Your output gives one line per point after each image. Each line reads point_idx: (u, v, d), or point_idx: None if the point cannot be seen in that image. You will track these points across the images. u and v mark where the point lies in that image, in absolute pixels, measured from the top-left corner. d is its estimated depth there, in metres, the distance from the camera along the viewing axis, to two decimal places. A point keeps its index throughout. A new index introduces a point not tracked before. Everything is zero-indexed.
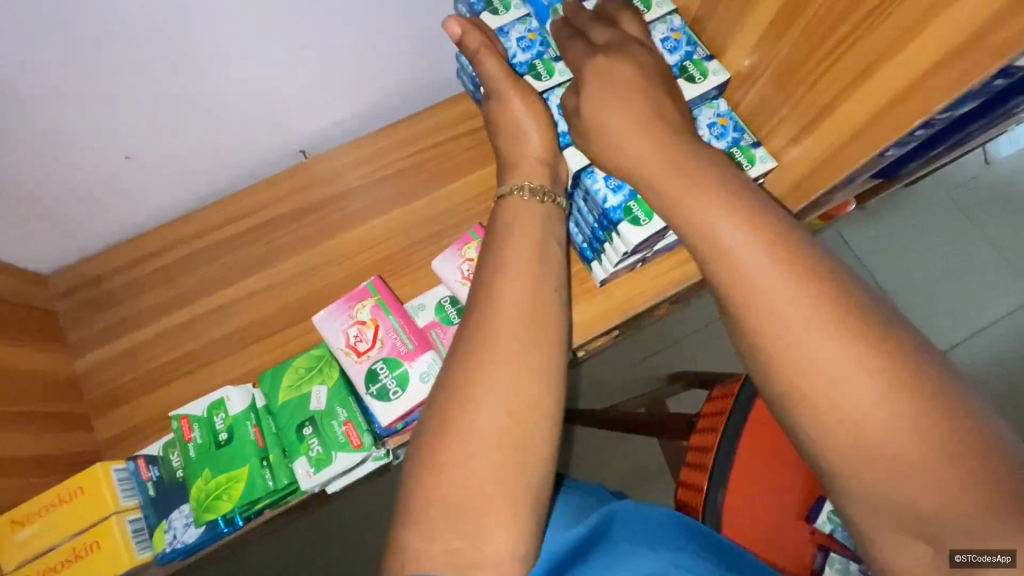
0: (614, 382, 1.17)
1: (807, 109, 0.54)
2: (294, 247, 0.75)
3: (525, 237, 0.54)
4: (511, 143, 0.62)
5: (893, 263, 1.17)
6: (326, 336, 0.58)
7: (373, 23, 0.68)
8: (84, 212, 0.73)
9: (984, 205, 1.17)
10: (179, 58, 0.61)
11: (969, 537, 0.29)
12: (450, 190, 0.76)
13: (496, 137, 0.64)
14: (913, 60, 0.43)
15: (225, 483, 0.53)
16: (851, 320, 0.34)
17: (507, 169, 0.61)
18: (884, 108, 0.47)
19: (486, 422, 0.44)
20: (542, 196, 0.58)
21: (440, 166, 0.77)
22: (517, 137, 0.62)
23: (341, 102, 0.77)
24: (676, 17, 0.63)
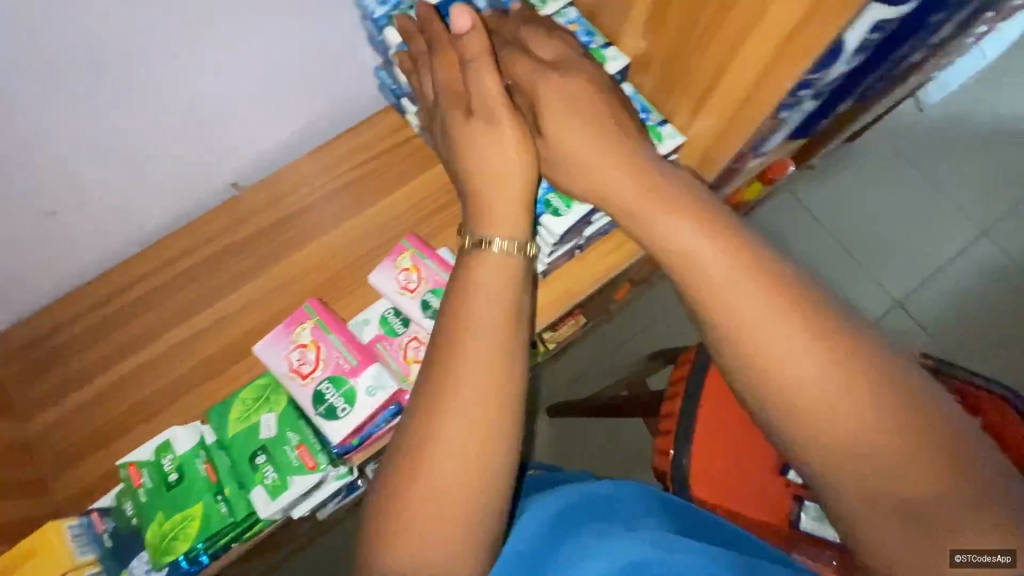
0: (586, 374, 1.25)
1: (698, 89, 0.55)
2: (238, 279, 0.79)
3: (497, 281, 0.48)
4: (485, 181, 0.51)
5: (847, 212, 1.49)
6: (269, 364, 0.59)
7: (279, 49, 0.71)
8: (12, 274, 0.74)
9: (924, 159, 1.53)
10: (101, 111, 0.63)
11: (971, 540, 0.34)
12: (386, 203, 0.81)
13: (460, 165, 0.53)
14: (775, 25, 0.44)
15: (182, 523, 0.56)
16: (809, 367, 0.39)
17: (476, 208, 0.51)
18: (762, 74, 0.48)
19: (456, 439, 0.42)
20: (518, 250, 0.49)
21: (373, 182, 0.82)
22: (497, 159, 0.50)
23: (266, 130, 0.81)
24: (572, 8, 0.64)
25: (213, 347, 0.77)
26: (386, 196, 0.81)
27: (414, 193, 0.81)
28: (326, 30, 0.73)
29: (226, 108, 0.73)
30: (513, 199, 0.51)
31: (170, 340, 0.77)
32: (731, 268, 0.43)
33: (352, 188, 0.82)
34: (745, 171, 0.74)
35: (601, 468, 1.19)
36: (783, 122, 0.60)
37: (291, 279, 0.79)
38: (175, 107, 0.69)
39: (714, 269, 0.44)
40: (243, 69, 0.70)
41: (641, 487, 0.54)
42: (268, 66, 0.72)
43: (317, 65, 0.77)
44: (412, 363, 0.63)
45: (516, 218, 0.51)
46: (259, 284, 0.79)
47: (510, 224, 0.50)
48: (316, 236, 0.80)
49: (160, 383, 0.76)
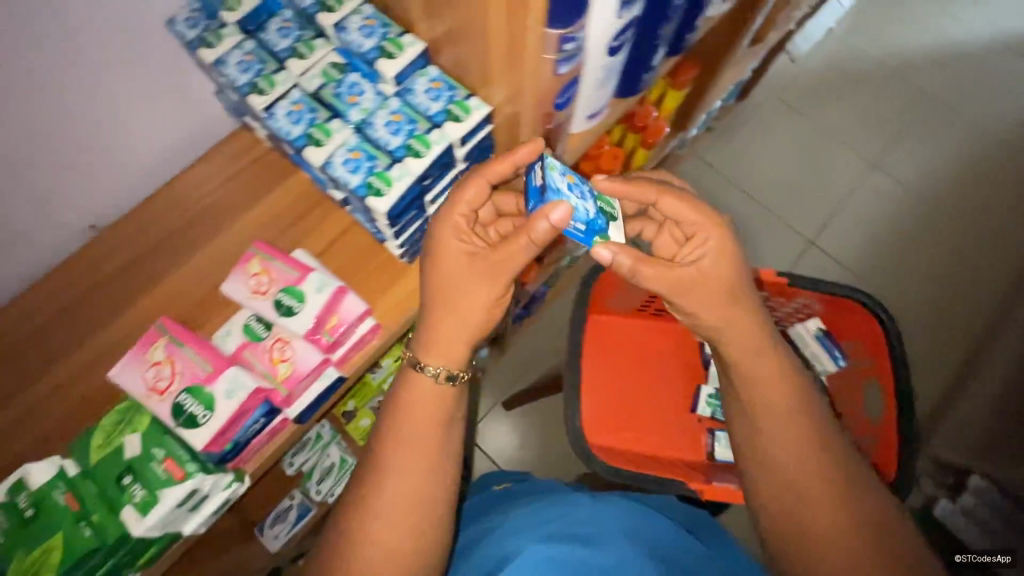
0: (535, 360, 1.54)
1: (480, 54, 0.59)
2: (105, 319, 0.77)
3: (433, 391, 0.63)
4: (461, 323, 0.63)
5: None
6: (127, 388, 0.60)
7: (118, 90, 0.74)
8: None
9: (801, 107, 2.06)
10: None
11: None
12: (248, 219, 0.82)
13: (455, 316, 0.63)
14: None
15: (41, 556, 0.53)
16: None
17: (429, 345, 0.64)
18: (515, 36, 0.53)
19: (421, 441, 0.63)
20: (449, 379, 0.63)
21: (234, 200, 0.83)
22: (484, 298, 0.61)
23: (123, 163, 0.82)
24: (368, 5, 0.66)
25: (71, 403, 0.74)
26: (243, 219, 0.82)
27: (274, 211, 0.82)
28: (149, 62, 0.75)
29: (41, 146, 0.70)
30: (470, 327, 0.63)
31: (25, 404, 0.73)
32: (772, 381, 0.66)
33: (207, 218, 0.82)
34: (576, 128, 0.82)
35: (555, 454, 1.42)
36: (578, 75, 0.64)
37: (162, 307, 0.78)
38: (35, 157, 0.71)
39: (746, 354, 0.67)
40: (65, 111, 0.70)
41: (590, 508, 0.75)
42: (92, 102, 0.72)
43: (148, 100, 0.79)
44: (281, 363, 0.65)
45: (457, 355, 0.64)
46: (125, 321, 0.77)
47: (451, 360, 0.63)
48: (175, 267, 0.80)
49: (9, 454, 0.72)
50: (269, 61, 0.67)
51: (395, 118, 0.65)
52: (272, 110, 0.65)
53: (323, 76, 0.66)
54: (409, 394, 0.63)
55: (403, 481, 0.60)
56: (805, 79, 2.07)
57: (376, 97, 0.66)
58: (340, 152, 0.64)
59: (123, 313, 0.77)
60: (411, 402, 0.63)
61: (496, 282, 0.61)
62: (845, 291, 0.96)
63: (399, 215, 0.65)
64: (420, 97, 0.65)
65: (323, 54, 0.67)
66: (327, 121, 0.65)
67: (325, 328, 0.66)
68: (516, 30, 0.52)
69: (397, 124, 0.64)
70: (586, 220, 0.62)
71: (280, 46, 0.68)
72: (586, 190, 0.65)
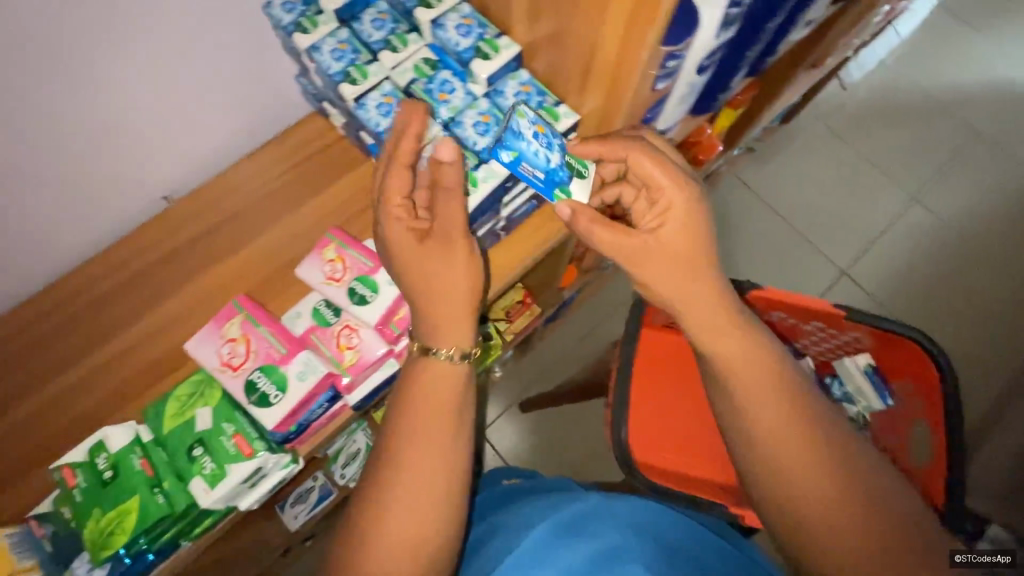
0: (561, 363, 1.53)
1: (578, 63, 0.59)
2: (173, 287, 0.80)
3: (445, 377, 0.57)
4: (440, 293, 0.58)
5: None
6: (202, 360, 0.61)
7: (203, 64, 0.76)
8: None
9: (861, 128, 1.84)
10: (12, 100, 0.63)
11: None
12: (317, 202, 0.83)
13: (428, 289, 0.58)
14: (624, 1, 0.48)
15: (117, 518, 0.54)
16: None
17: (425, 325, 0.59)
18: (621, 50, 0.52)
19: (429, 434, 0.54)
20: (464, 357, 0.59)
21: (304, 182, 0.85)
22: (444, 258, 0.58)
23: (200, 135, 0.84)
24: (466, 4, 0.67)
25: (140, 364, 0.77)
26: (312, 200, 0.83)
27: (343, 196, 0.84)
28: (235, 39, 0.77)
29: (130, 113, 0.73)
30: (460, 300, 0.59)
31: (95, 361, 0.76)
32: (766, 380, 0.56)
33: (276, 196, 0.84)
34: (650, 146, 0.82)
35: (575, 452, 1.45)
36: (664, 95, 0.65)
37: (229, 281, 0.80)
38: (121, 123, 0.74)
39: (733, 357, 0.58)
40: (156, 82, 0.73)
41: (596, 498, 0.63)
42: (178, 75, 0.75)
43: (231, 77, 0.81)
44: (347, 350, 0.66)
45: (466, 331, 0.59)
46: (194, 290, 0.79)
47: (460, 337, 0.59)
48: (242, 242, 0.82)
49: (79, 408, 0.75)
50: (362, 51, 0.68)
51: (484, 119, 0.65)
52: (363, 100, 0.66)
53: (415, 71, 0.67)
54: (423, 381, 0.57)
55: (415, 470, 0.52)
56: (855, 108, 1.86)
57: (466, 96, 0.66)
58: (428, 149, 0.64)
59: (194, 281, 0.80)
60: (428, 385, 0.56)
61: (455, 241, 0.59)
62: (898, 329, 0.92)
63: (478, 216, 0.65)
64: (509, 100, 0.65)
65: (416, 49, 0.68)
66: None
67: (393, 321, 0.66)
68: (622, 42, 0.52)
69: (485, 125, 0.65)
70: (545, 169, 0.59)
71: (373, 37, 0.69)
72: (558, 140, 0.61)
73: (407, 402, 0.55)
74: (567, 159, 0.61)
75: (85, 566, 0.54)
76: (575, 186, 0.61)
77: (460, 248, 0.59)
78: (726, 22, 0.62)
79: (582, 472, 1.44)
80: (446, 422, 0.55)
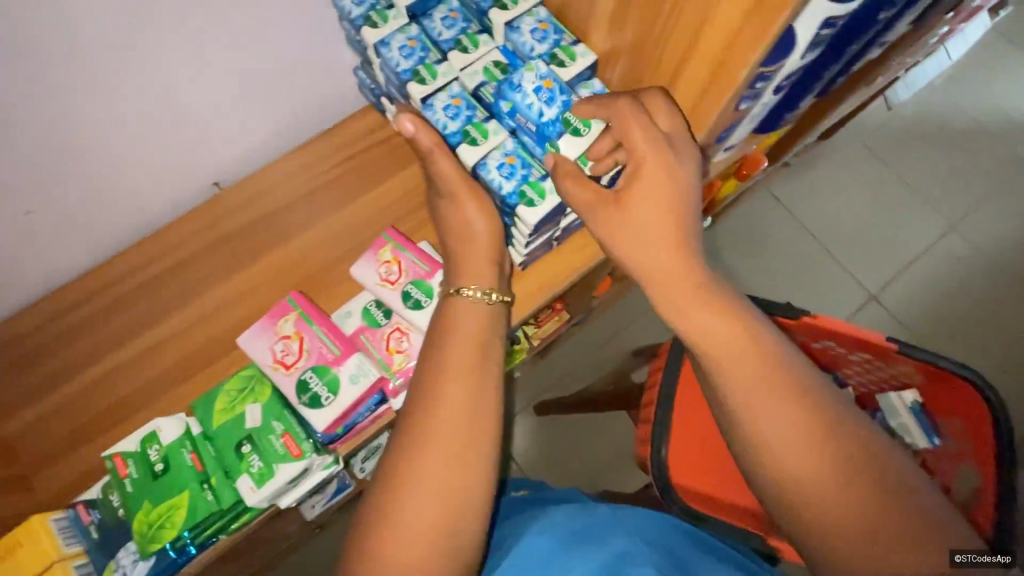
0: (580, 366, 1.44)
1: (663, 77, 0.57)
2: (222, 274, 0.80)
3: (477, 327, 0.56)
4: (456, 235, 0.62)
5: None
6: (253, 356, 0.61)
7: (266, 52, 0.75)
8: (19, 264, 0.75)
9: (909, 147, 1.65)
10: (81, 76, 0.62)
11: None
12: (370, 198, 0.83)
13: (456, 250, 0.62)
14: (729, 17, 0.46)
15: (166, 512, 0.56)
16: None
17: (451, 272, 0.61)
18: (716, 68, 0.50)
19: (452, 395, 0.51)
20: (488, 296, 0.58)
21: (357, 177, 0.84)
22: (454, 205, 0.62)
23: (256, 123, 0.83)
24: (542, 7, 0.65)
25: (184, 350, 0.77)
26: (366, 195, 0.83)
27: (397, 193, 0.83)
28: (301, 30, 0.76)
29: (196, 97, 0.73)
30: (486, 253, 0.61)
31: (145, 342, 0.77)
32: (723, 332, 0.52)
33: (328, 188, 0.84)
34: (712, 164, 0.78)
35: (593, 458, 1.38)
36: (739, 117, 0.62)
37: (277, 272, 0.80)
38: (183, 108, 0.73)
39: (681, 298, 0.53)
40: (221, 68, 0.72)
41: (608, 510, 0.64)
42: (242, 62, 0.74)
43: (292, 66, 0.80)
44: (396, 354, 0.64)
45: (488, 273, 0.60)
46: (243, 280, 0.79)
47: (484, 276, 0.60)
48: (293, 234, 0.81)
49: (125, 389, 0.75)
50: (432, 50, 0.67)
51: None
52: (431, 101, 0.65)
53: (486, 73, 0.66)
54: (449, 317, 0.57)
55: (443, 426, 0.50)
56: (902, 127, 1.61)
57: None
58: (495, 155, 0.64)
59: (242, 269, 0.79)
60: (458, 322, 0.56)
61: (455, 187, 0.62)
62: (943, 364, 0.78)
63: (541, 228, 0.64)
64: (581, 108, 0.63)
65: (487, 50, 0.67)
66: (484, 122, 0.65)
67: None
68: (718, 60, 0.50)
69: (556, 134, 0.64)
70: (537, 122, 0.62)
71: (444, 36, 0.68)
72: (564, 97, 0.62)
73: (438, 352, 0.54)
74: (565, 116, 0.62)
75: (130, 557, 0.58)
76: (564, 140, 0.61)
77: (465, 195, 0.61)
78: (815, 43, 0.59)
79: (600, 481, 1.37)
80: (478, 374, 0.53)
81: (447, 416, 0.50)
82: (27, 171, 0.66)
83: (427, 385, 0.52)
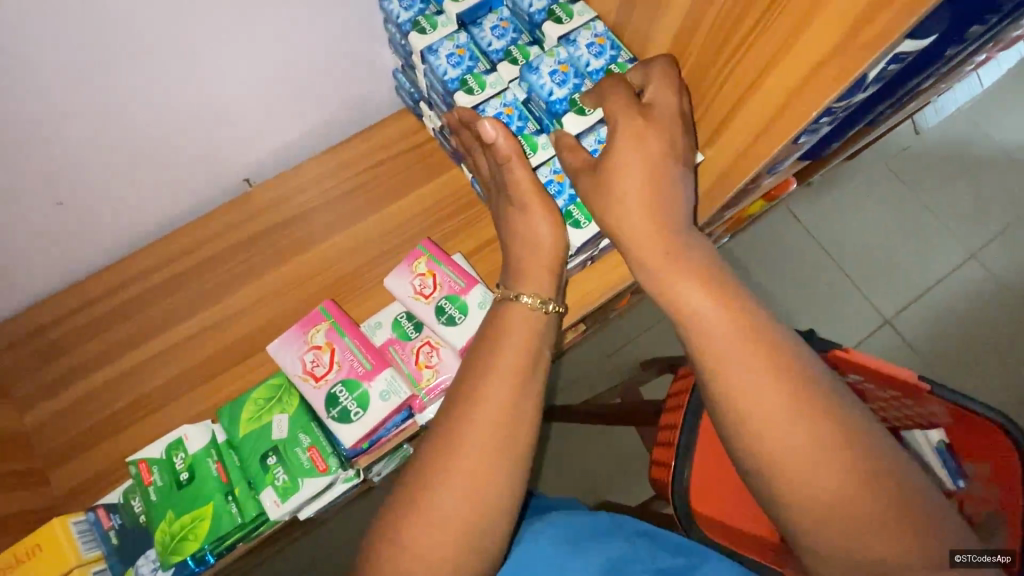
0: (591, 376, 1.40)
1: (723, 103, 0.55)
2: (249, 274, 0.78)
3: (529, 332, 0.55)
4: (523, 245, 0.61)
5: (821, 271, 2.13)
6: (283, 363, 0.62)
7: (309, 52, 0.74)
8: (48, 252, 0.74)
9: (952, 168, 1.55)
10: (120, 68, 0.61)
11: None
12: (403, 203, 0.81)
13: (509, 247, 0.62)
14: (806, 52, 0.45)
15: (190, 523, 0.59)
16: None
17: (515, 274, 0.60)
18: (784, 104, 0.48)
19: (501, 406, 0.49)
20: (544, 306, 0.57)
21: (391, 181, 0.83)
22: (520, 216, 0.61)
23: (290, 122, 0.82)
24: (598, 22, 0.65)
25: (207, 349, 0.75)
26: (399, 201, 0.81)
27: (432, 201, 0.82)
28: (346, 30, 0.75)
29: (237, 93, 0.72)
30: (544, 260, 0.60)
31: (168, 338, 0.76)
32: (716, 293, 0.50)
33: (360, 191, 0.82)
34: (756, 190, 0.76)
35: (600, 468, 1.34)
36: (791, 150, 0.60)
37: (306, 274, 0.79)
38: (225, 103, 0.72)
39: (652, 242, 0.53)
40: (260, 67, 0.71)
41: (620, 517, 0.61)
42: (284, 60, 0.73)
43: (333, 66, 0.79)
44: (425, 369, 0.63)
45: (545, 282, 0.59)
46: (270, 280, 0.78)
47: (542, 286, 0.58)
48: (323, 236, 0.80)
49: (147, 386, 0.74)
50: (481, 61, 0.67)
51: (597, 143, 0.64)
52: (480, 109, 0.65)
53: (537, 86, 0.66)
54: (504, 320, 0.55)
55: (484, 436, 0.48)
56: (924, 154, 1.56)
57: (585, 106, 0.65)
58: (545, 171, 0.65)
59: (270, 270, 0.78)
60: (512, 329, 0.55)
61: (527, 197, 0.61)
62: (971, 406, 0.71)
63: (584, 248, 0.65)
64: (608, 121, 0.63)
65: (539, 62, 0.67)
66: (534, 134, 0.65)
67: None
68: (788, 96, 0.48)
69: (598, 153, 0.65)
70: (546, 100, 0.63)
71: (493, 46, 0.67)
72: (576, 81, 0.64)
73: (485, 358, 0.53)
74: (573, 97, 0.63)
75: (150, 566, 0.60)
76: (569, 118, 0.62)
77: (534, 206, 0.60)
78: (879, 79, 0.57)
79: (600, 491, 1.32)
80: (532, 382, 0.52)
81: (492, 425, 0.48)
82: (64, 159, 0.65)
83: (470, 396, 0.50)
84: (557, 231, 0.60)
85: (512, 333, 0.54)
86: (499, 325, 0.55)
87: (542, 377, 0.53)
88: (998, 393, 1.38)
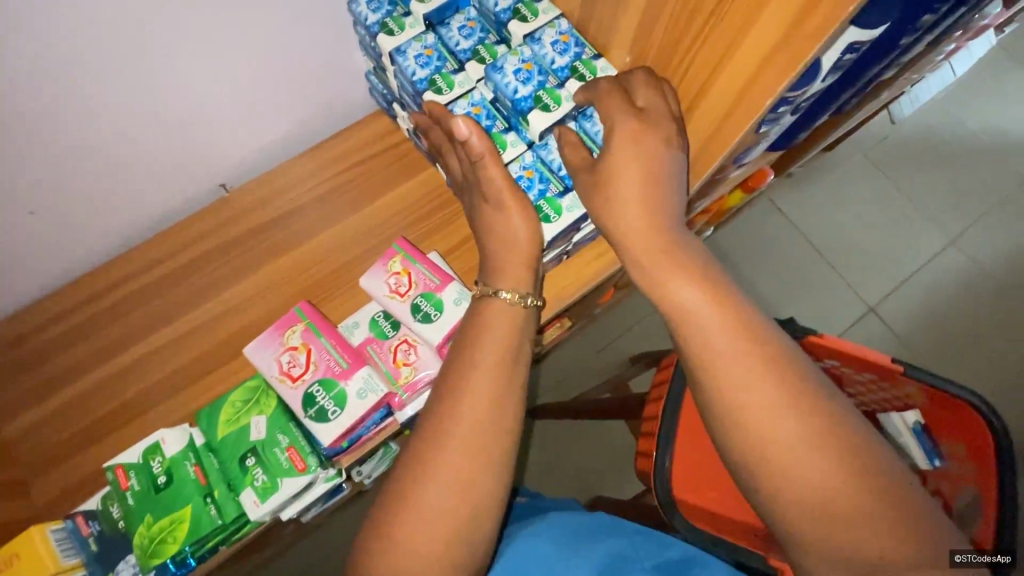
0: (577, 372, 1.41)
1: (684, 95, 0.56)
2: (227, 278, 0.79)
3: (508, 327, 0.56)
4: (495, 241, 0.62)
5: None
6: (260, 366, 0.63)
7: (281, 56, 0.75)
8: (23, 261, 0.74)
9: (926, 156, 1.58)
10: (89, 76, 0.61)
11: None
12: (380, 204, 0.82)
13: (484, 242, 0.63)
14: (759, 41, 0.46)
15: (169, 526, 0.59)
16: None
17: (491, 270, 0.61)
18: (742, 92, 0.49)
19: (473, 398, 0.50)
20: (522, 299, 0.58)
21: (367, 182, 0.83)
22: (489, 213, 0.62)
23: (265, 126, 0.82)
24: (563, 20, 0.66)
25: (187, 355, 0.76)
26: (376, 201, 0.82)
27: (408, 201, 0.82)
28: (317, 33, 0.75)
29: (211, 98, 0.73)
30: (516, 256, 0.61)
31: (149, 345, 0.75)
32: (685, 283, 0.51)
33: (337, 192, 0.82)
34: (726, 181, 0.77)
35: (589, 463, 1.35)
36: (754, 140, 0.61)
37: (285, 277, 0.79)
38: (198, 108, 0.73)
39: (634, 238, 0.54)
40: (232, 71, 0.72)
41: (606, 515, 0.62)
42: (256, 65, 0.73)
43: (306, 69, 0.79)
44: (403, 366, 0.63)
45: (517, 277, 0.60)
46: (249, 284, 0.78)
47: (515, 281, 0.59)
48: (300, 239, 0.80)
49: (127, 393, 0.74)
50: (449, 60, 0.68)
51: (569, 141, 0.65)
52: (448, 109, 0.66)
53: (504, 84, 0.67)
54: (482, 317, 0.56)
55: (458, 428, 0.49)
56: (900, 143, 1.59)
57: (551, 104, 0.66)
58: (514, 168, 0.66)
59: (248, 273, 0.78)
60: (491, 324, 0.56)
61: (498, 195, 0.62)
62: (943, 384, 0.72)
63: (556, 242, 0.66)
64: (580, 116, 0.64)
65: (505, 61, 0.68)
66: (503, 133, 0.66)
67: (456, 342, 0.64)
68: (745, 84, 0.49)
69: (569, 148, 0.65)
70: (512, 99, 0.64)
71: (461, 46, 0.68)
72: (541, 78, 0.65)
73: (459, 353, 0.53)
74: (538, 94, 0.64)
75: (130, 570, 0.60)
76: (534, 115, 0.63)
77: (504, 201, 0.61)
78: (835, 69, 0.58)
79: (591, 487, 1.33)
80: (508, 375, 0.53)
81: (464, 417, 0.49)
82: (40, 168, 0.65)
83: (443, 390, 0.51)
84: (532, 227, 0.61)
85: (488, 328, 0.55)
86: (477, 321, 0.56)
87: (517, 369, 0.54)
88: (977, 374, 1.41)
